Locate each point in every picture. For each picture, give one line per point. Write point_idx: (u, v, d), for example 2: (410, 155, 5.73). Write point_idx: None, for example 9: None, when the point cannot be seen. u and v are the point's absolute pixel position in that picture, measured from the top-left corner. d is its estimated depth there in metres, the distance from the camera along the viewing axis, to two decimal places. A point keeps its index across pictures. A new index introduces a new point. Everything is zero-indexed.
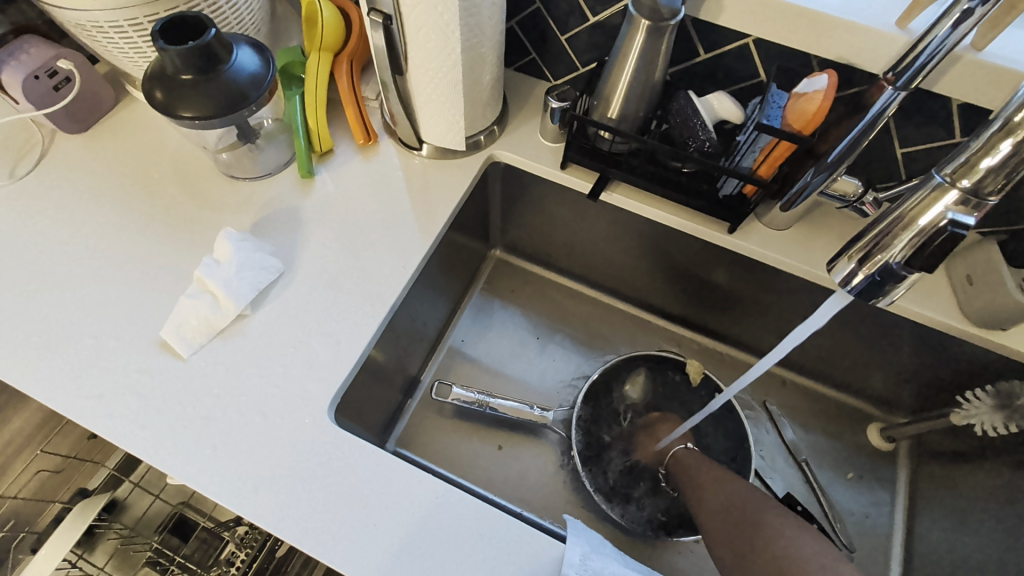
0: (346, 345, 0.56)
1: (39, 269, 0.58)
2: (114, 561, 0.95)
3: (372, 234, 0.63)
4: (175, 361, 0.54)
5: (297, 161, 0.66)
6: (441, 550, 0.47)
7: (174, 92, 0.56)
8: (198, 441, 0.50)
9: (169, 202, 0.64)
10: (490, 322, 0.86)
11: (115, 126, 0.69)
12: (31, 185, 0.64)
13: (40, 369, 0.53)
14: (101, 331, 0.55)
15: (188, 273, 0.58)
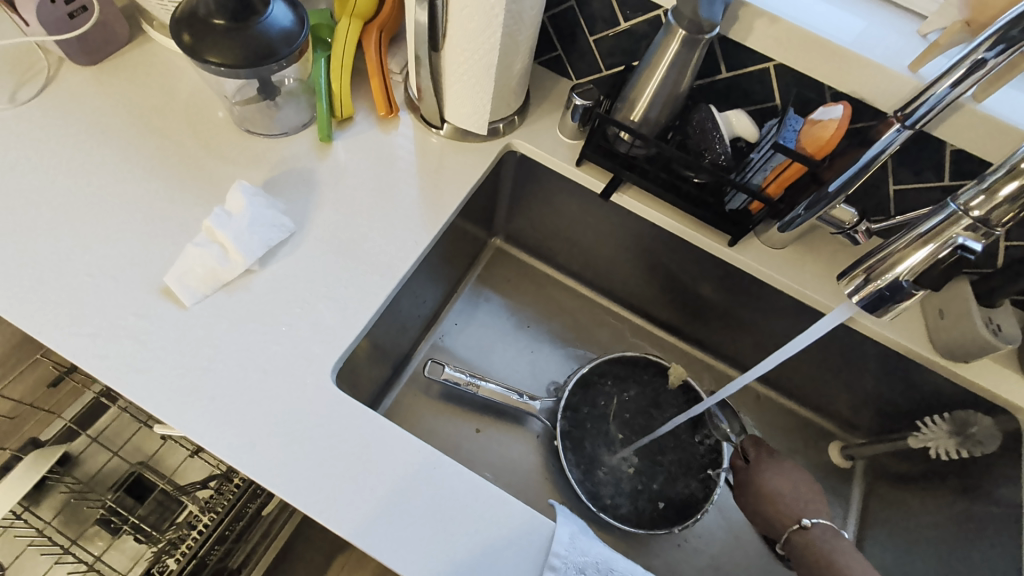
0: (352, 311, 0.56)
1: (32, 201, 0.56)
2: (61, 515, 0.92)
3: (386, 204, 0.63)
4: (175, 308, 0.53)
5: (317, 124, 0.65)
6: (433, 517, 0.48)
7: (203, 35, 0.54)
8: (195, 391, 0.50)
9: (178, 147, 0.62)
10: (481, 309, 0.87)
11: (126, 63, 0.66)
12: (32, 111, 0.61)
13: (29, 304, 0.51)
14: (97, 271, 0.53)
15: (196, 222, 0.57)
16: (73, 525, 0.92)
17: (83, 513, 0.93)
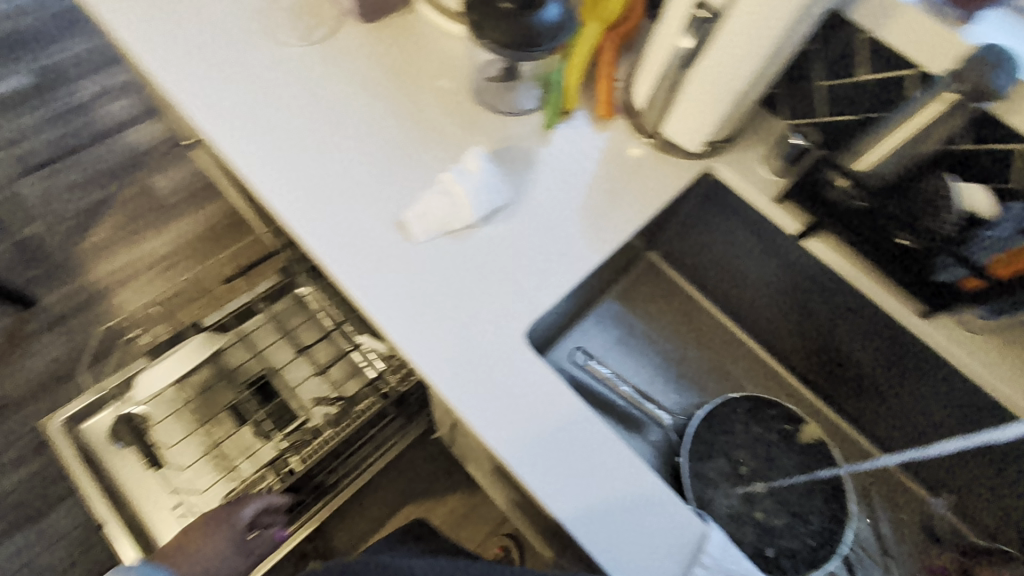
0: (552, 282, 0.60)
1: (306, 125, 0.66)
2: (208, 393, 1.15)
3: (594, 194, 0.67)
4: (409, 242, 0.60)
5: (545, 110, 0.70)
6: (599, 484, 0.53)
7: (486, 18, 0.61)
8: (417, 316, 0.57)
9: (424, 103, 0.69)
10: (617, 316, 0.89)
11: (394, 27, 0.74)
12: (319, 53, 0.70)
13: (299, 212, 0.61)
14: (351, 196, 0.62)
15: (433, 173, 0.64)
16: (219, 405, 1.11)
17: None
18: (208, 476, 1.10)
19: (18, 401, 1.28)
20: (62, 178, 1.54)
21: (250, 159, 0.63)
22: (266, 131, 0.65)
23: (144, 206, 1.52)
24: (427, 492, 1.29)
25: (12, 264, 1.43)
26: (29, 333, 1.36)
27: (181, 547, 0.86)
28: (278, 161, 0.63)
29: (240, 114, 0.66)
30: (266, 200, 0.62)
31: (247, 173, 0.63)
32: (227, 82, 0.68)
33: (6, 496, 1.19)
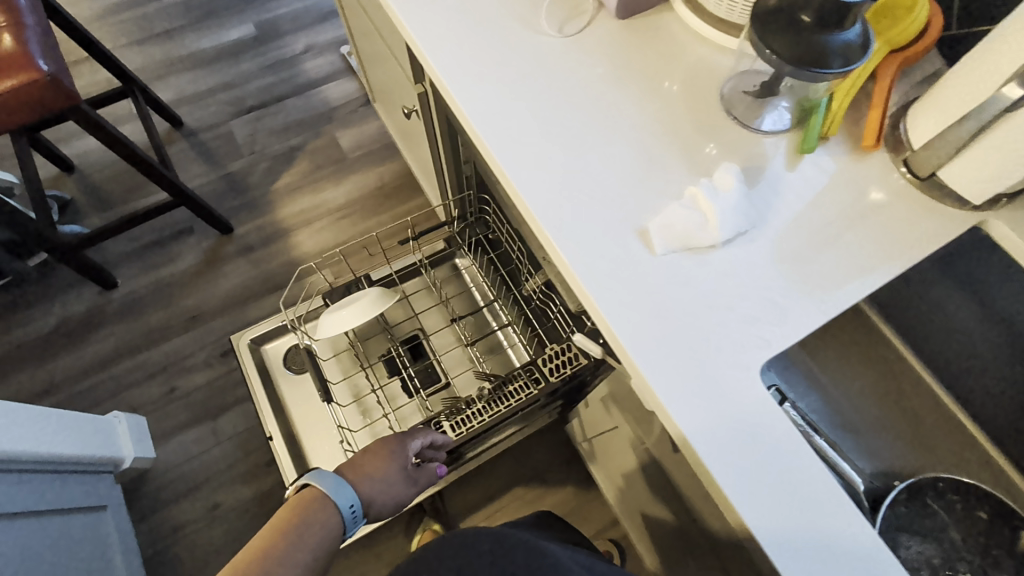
0: (797, 321, 0.55)
1: (553, 117, 0.67)
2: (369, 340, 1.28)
3: (846, 232, 0.61)
4: (648, 252, 0.58)
5: (803, 131, 0.64)
6: (828, 550, 0.49)
7: (772, 29, 0.56)
8: (650, 330, 0.55)
9: (670, 110, 0.67)
10: (812, 374, 0.79)
11: (647, 26, 0.73)
12: (574, 46, 0.71)
13: (540, 205, 0.61)
14: (593, 196, 0.62)
15: (676, 184, 0.62)
16: (376, 357, 1.26)
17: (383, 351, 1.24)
18: (355, 418, 1.22)
19: (211, 313, 1.50)
20: (266, 125, 1.77)
21: (498, 143, 0.65)
22: (514, 117, 0.67)
23: (329, 162, 1.72)
24: (538, 479, 1.34)
25: (220, 193, 1.66)
26: (224, 256, 1.58)
27: (361, 468, 0.92)
28: (525, 150, 0.65)
29: (493, 95, 0.68)
30: (509, 186, 0.64)
31: (493, 156, 0.65)
32: (482, 65, 0.69)
33: (193, 392, 1.41)
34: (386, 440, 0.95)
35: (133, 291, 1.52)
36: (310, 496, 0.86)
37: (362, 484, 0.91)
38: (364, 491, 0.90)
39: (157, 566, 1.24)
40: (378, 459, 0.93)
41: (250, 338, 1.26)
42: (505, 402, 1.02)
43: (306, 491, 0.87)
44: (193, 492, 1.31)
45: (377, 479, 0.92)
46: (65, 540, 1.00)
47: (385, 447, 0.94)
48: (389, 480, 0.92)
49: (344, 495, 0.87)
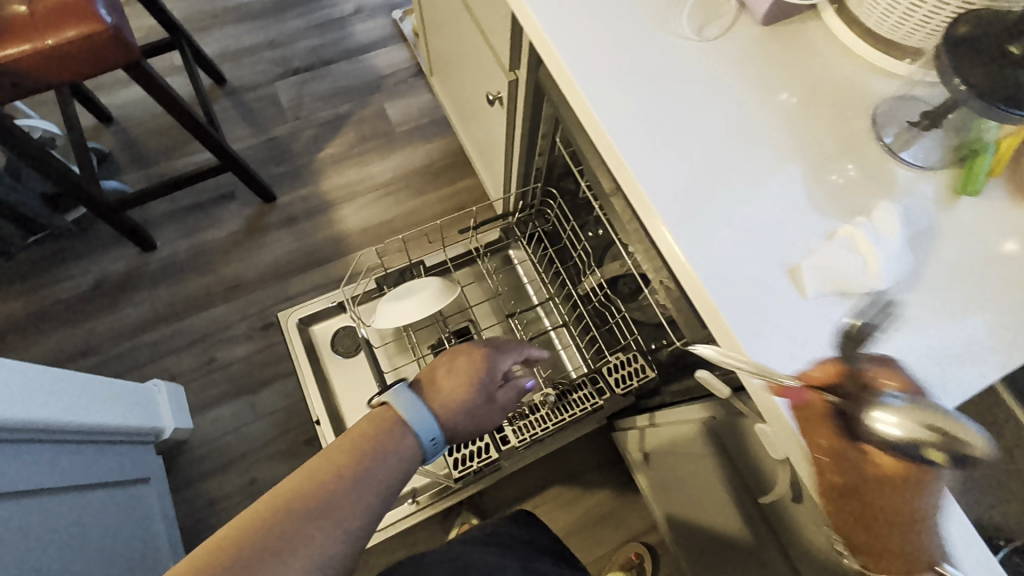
0: (961, 383, 0.50)
1: (686, 122, 0.61)
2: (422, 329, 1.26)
3: (1016, 285, 0.54)
4: (798, 292, 0.53)
5: (962, 173, 0.58)
6: None
7: (967, 61, 0.50)
8: (800, 377, 0.50)
9: (817, 134, 0.62)
10: None
11: (792, 35, 0.67)
12: (713, 52, 0.65)
13: (679, 228, 0.57)
14: (732, 215, 0.57)
15: (823, 219, 0.57)
16: (427, 347, 1.23)
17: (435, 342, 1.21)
18: None
19: (251, 284, 1.47)
20: (312, 89, 1.69)
21: (627, 146, 0.60)
22: (644, 119, 0.61)
23: (376, 133, 1.65)
24: (576, 479, 1.34)
25: (264, 158, 1.61)
26: (266, 225, 1.54)
27: (440, 389, 0.73)
28: (661, 164, 0.60)
29: (621, 92, 0.63)
30: (637, 196, 0.59)
31: (622, 160, 0.59)
32: (617, 66, 0.64)
33: (232, 363, 1.39)
34: (464, 354, 0.77)
35: (173, 256, 1.49)
36: (386, 417, 0.68)
37: (442, 409, 0.72)
38: (445, 418, 0.72)
39: (192, 536, 1.24)
40: (460, 377, 0.75)
41: (299, 317, 1.22)
42: (570, 410, 0.99)
43: (375, 412, 0.69)
44: (229, 465, 1.30)
45: (459, 404, 0.73)
46: (107, 516, 0.99)
47: (468, 364, 0.75)
48: (474, 403, 0.74)
49: (425, 421, 0.69)
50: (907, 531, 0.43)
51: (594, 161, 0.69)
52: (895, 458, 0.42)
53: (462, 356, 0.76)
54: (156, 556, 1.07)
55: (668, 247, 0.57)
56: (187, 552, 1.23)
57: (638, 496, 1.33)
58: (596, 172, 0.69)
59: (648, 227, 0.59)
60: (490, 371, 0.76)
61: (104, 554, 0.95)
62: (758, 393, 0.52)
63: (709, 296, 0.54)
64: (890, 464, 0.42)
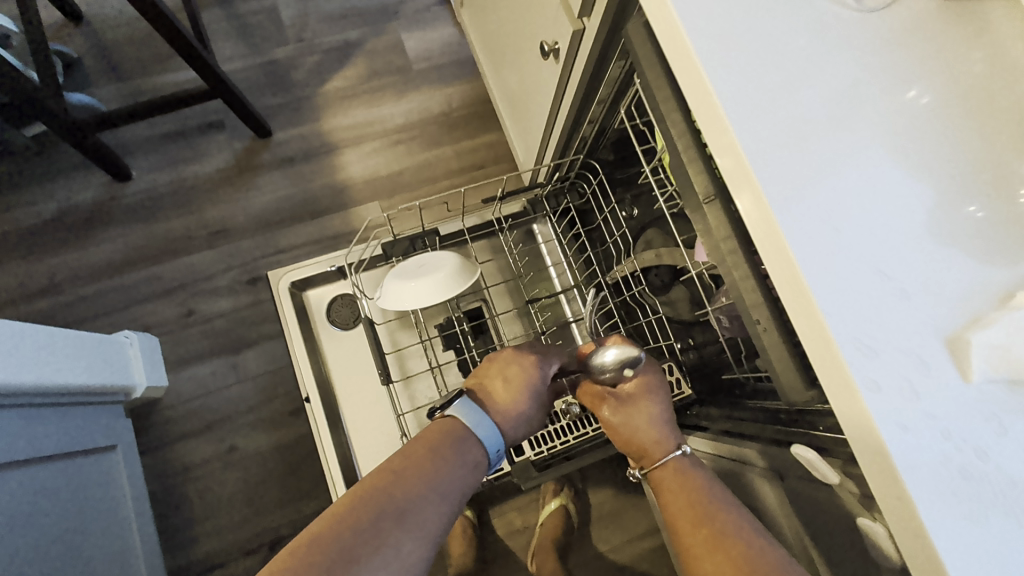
0: None
1: (826, 118, 0.47)
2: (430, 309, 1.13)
3: None
4: (961, 372, 0.40)
5: None
6: None
7: None
8: (952, 488, 0.38)
9: (993, 156, 0.47)
10: None
11: (975, 14, 0.51)
12: (870, 32, 0.51)
13: (811, 265, 0.43)
14: (877, 243, 0.43)
15: (997, 273, 0.43)
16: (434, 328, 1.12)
17: (445, 324, 1.09)
18: (403, 395, 1.11)
19: (238, 231, 1.31)
20: (319, 8, 1.46)
21: (747, 134, 0.46)
22: (775, 108, 0.47)
23: (390, 69, 1.44)
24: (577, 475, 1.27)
25: (259, 85, 1.40)
26: (257, 165, 1.36)
27: (496, 395, 0.66)
28: (793, 175, 0.45)
29: (745, 64, 0.48)
30: (753, 202, 0.45)
31: (738, 153, 0.46)
32: (747, 38, 0.49)
33: (214, 319, 1.26)
34: (515, 356, 0.69)
35: (150, 189, 1.32)
36: (451, 428, 0.61)
37: (503, 417, 0.65)
38: (507, 426, 0.65)
39: (165, 502, 1.17)
40: (514, 382, 0.67)
41: (292, 281, 1.08)
42: (594, 423, 0.86)
43: (436, 422, 0.62)
44: (207, 430, 1.21)
45: (519, 412, 0.66)
46: (62, 492, 0.88)
47: (522, 369, 0.68)
48: (534, 408, 0.68)
49: (490, 433, 0.62)
50: (683, 475, 0.59)
51: (686, 157, 0.53)
52: (653, 409, 0.66)
53: (513, 357, 0.68)
54: (121, 531, 0.99)
55: (784, 275, 0.44)
56: (159, 518, 1.16)
57: (640, 498, 1.27)
58: (687, 170, 0.54)
59: (758, 246, 0.46)
60: (545, 373, 0.69)
61: (54, 537, 0.84)
62: (886, 487, 0.40)
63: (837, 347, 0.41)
64: (652, 414, 0.66)
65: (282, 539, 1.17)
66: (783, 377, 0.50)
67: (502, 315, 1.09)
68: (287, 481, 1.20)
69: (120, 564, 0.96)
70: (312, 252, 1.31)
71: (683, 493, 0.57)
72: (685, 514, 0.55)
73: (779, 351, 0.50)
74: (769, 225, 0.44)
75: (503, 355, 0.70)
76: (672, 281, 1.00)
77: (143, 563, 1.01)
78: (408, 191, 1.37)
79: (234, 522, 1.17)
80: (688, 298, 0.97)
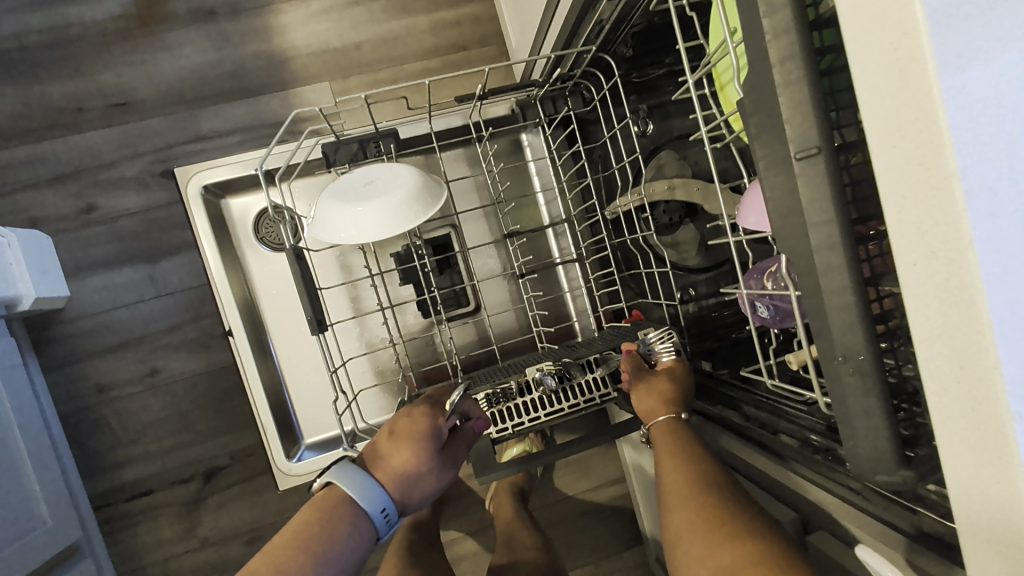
0: None
1: None
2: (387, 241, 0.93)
3: None
4: None
5: None
6: None
7: None
8: None
9: None
10: None
11: None
12: None
13: (1014, 313, 0.23)
14: None
15: None
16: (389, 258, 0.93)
17: (403, 255, 0.89)
18: (351, 333, 0.95)
19: (146, 105, 1.02)
20: None
21: (956, 15, 0.22)
22: None
23: None
24: None
25: None
26: (166, 16, 1.02)
27: (386, 453, 0.64)
28: (1010, 124, 0.23)
29: None
30: (926, 168, 0.23)
31: (929, 57, 0.22)
32: None
33: (120, 219, 1.02)
34: (411, 415, 0.67)
35: (20, 37, 0.99)
36: (330, 499, 0.60)
37: (392, 478, 0.63)
38: (396, 487, 0.63)
39: (78, 426, 1.03)
40: (405, 438, 0.64)
41: (206, 184, 0.84)
42: (570, 398, 0.73)
43: (327, 493, 0.61)
44: (123, 348, 1.03)
45: (409, 471, 0.63)
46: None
47: (413, 422, 0.66)
48: (430, 466, 0.65)
49: (373, 496, 0.60)
50: (684, 437, 0.58)
51: (779, 76, 0.31)
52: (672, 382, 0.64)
53: (408, 415, 0.67)
54: (13, 468, 0.86)
55: (943, 313, 0.24)
56: (73, 442, 1.02)
57: (611, 447, 1.20)
58: (778, 100, 0.31)
59: (898, 248, 0.25)
60: (440, 427, 0.66)
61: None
62: None
63: (1017, 457, 0.23)
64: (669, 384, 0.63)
65: (219, 470, 1.06)
66: (862, 440, 0.33)
67: (473, 248, 0.90)
68: (221, 411, 1.06)
69: (13, 503, 0.84)
70: (243, 142, 1.04)
71: (678, 446, 0.56)
72: (672, 462, 0.55)
73: (865, 405, 0.33)
74: (950, 222, 0.23)
75: (403, 409, 0.68)
76: (681, 219, 0.81)
77: (44, 503, 0.89)
78: (368, 73, 1.07)
79: (161, 451, 1.05)
80: (696, 240, 0.80)
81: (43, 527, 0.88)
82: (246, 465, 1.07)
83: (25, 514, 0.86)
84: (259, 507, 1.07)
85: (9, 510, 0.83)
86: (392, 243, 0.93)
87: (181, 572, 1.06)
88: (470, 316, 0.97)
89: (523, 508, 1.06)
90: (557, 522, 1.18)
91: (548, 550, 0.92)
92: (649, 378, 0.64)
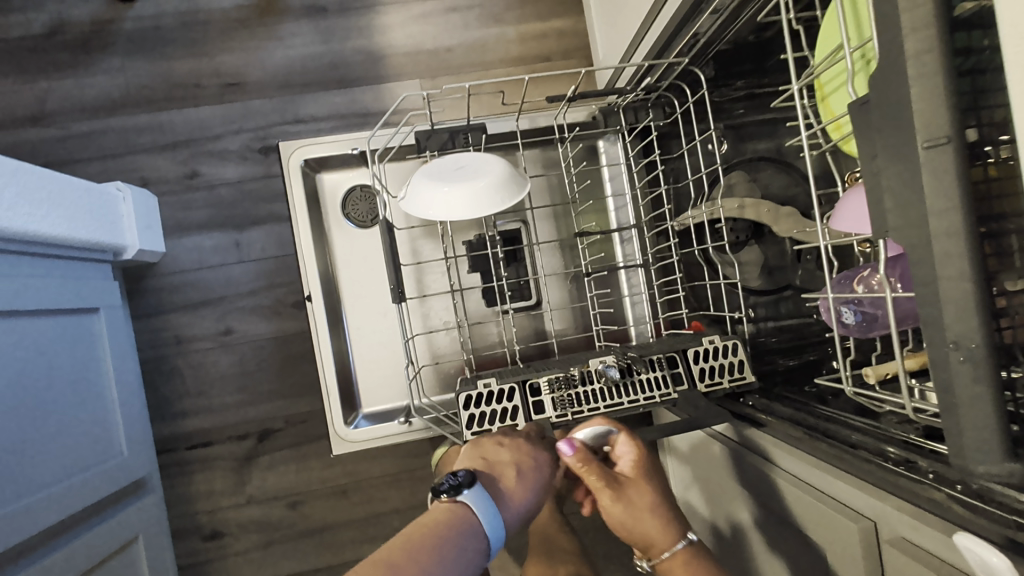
0: None
1: None
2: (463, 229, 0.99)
3: None
4: None
5: None
6: None
7: None
8: None
9: None
10: None
11: None
12: None
13: None
14: None
15: None
16: (462, 245, 0.97)
17: (476, 243, 0.94)
18: (415, 312, 0.99)
19: (255, 87, 1.12)
20: None
21: None
22: None
23: None
24: None
25: None
26: (283, 9, 1.13)
27: (507, 480, 0.54)
28: None
29: None
30: None
31: None
32: None
33: (219, 186, 1.11)
34: (528, 440, 0.59)
35: (156, 18, 1.11)
36: (456, 515, 0.49)
37: (508, 510, 0.53)
38: (510, 522, 0.53)
39: (155, 372, 1.10)
40: (528, 468, 0.56)
41: (308, 158, 0.91)
42: (632, 394, 0.72)
43: (445, 506, 0.49)
44: (203, 306, 1.11)
45: (525, 507, 0.54)
46: (21, 356, 0.79)
47: (535, 453, 0.58)
48: (543, 504, 0.57)
49: (497, 526, 0.50)
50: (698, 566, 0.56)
51: (913, 69, 0.33)
52: (657, 489, 0.57)
53: (525, 440, 0.59)
54: (100, 400, 0.93)
55: None
56: (149, 386, 1.10)
57: None
58: (909, 90, 0.33)
59: None
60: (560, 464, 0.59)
61: (6, 405, 0.76)
62: None
63: None
64: (657, 497, 0.57)
65: (273, 432, 1.11)
66: (967, 430, 0.34)
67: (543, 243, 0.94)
68: (284, 375, 1.12)
69: (96, 430, 0.91)
70: (335, 128, 1.12)
71: None
72: None
73: (974, 394, 0.33)
74: None
75: (507, 436, 0.59)
76: (747, 239, 0.83)
77: (123, 435, 0.96)
78: (457, 75, 1.14)
79: (224, 406, 1.11)
80: (759, 263, 0.83)
81: (120, 457, 0.95)
82: (299, 430, 1.11)
83: (106, 443, 0.93)
84: (305, 472, 1.11)
85: (92, 437, 0.90)
86: (468, 230, 0.99)
87: (225, 525, 1.10)
88: (533, 308, 1.00)
89: (559, 511, 1.04)
90: (589, 531, 1.17)
91: (586, 555, 0.91)
92: (631, 492, 0.56)
